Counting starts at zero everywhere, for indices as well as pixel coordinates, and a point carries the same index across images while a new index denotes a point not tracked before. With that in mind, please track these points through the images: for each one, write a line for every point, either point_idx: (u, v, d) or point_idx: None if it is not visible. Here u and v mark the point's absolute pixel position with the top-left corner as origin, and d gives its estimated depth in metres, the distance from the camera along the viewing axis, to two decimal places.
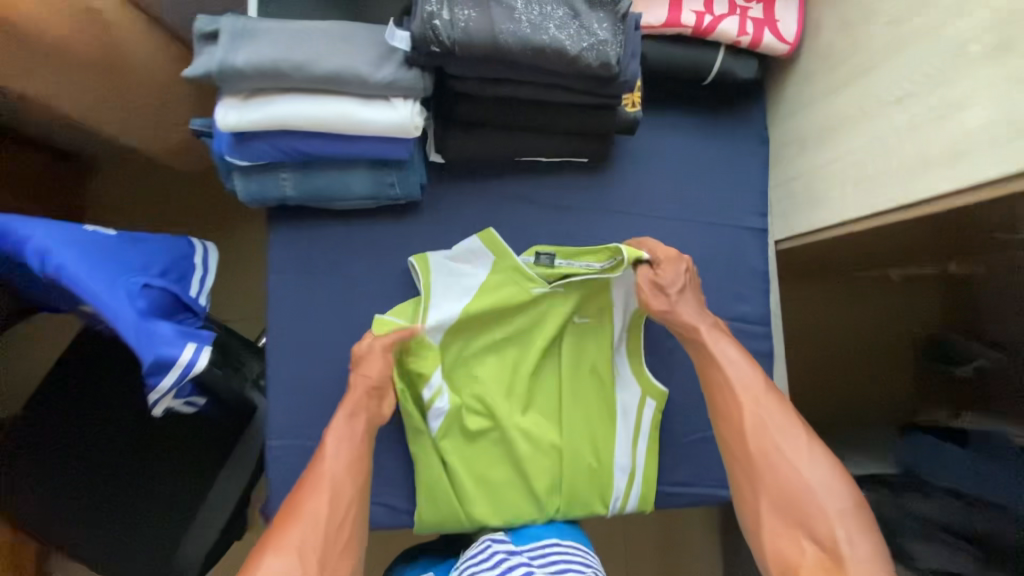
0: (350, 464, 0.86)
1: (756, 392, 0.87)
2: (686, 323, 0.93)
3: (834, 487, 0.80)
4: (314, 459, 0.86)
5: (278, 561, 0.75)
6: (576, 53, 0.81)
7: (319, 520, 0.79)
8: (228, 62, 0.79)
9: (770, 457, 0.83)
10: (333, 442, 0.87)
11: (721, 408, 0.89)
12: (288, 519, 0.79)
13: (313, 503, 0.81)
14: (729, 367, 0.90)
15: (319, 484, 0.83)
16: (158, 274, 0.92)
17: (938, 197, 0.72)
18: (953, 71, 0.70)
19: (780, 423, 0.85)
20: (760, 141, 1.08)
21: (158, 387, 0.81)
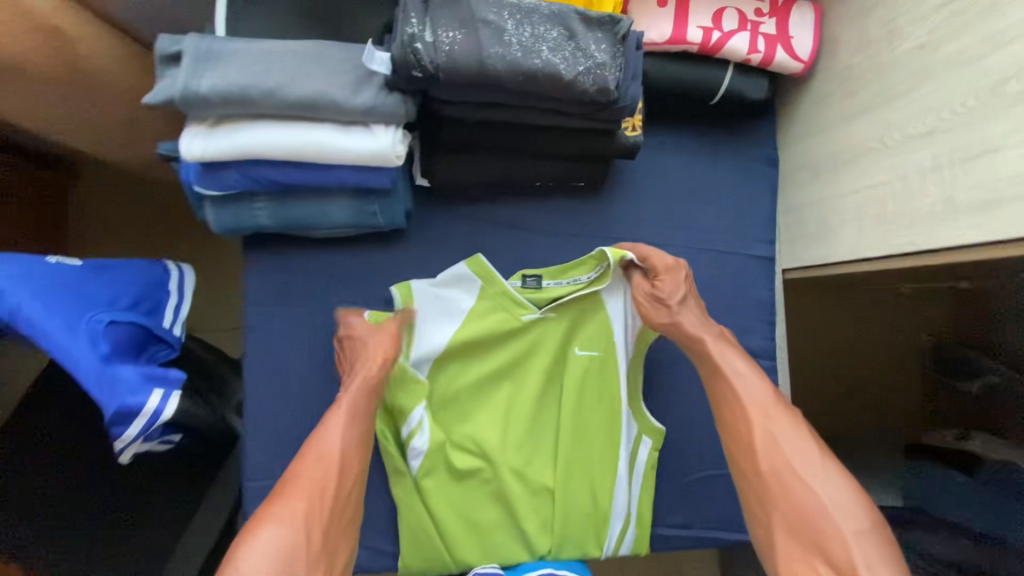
0: (358, 440, 0.79)
1: (766, 407, 0.76)
2: (690, 335, 0.84)
3: (852, 509, 0.68)
4: (319, 430, 0.78)
5: (276, 534, 0.66)
6: (571, 78, 0.74)
7: (323, 497, 0.71)
8: (192, 87, 0.72)
9: (780, 475, 0.72)
10: (345, 414, 0.80)
11: (727, 424, 0.78)
12: (291, 490, 0.71)
13: (318, 477, 0.73)
14: (736, 380, 0.79)
15: (326, 456, 0.75)
16: (125, 307, 0.86)
17: (964, 246, 0.66)
18: (986, 110, 0.63)
19: (793, 439, 0.73)
20: (770, 163, 1.01)
21: (122, 437, 0.77)
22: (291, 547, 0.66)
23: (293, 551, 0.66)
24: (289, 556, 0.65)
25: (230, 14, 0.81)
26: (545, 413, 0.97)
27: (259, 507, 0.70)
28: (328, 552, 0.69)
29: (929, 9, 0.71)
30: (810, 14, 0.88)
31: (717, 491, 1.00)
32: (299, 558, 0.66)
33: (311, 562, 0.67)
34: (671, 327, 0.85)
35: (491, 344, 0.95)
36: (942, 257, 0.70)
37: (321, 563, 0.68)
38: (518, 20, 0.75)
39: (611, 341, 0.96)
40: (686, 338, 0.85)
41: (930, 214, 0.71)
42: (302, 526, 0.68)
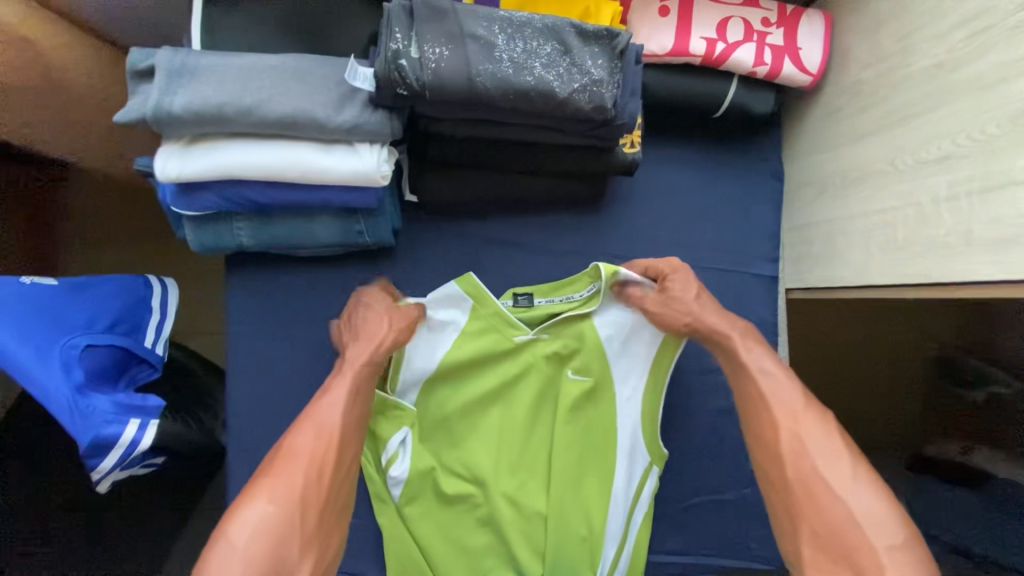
0: (360, 414, 0.73)
1: (794, 408, 0.69)
2: (715, 328, 0.78)
3: (884, 519, 0.61)
4: (318, 400, 0.71)
5: (267, 512, 0.60)
6: (566, 96, 0.70)
7: (321, 473, 0.65)
8: (164, 105, 0.68)
9: (807, 481, 0.65)
10: (349, 385, 0.73)
11: (750, 427, 0.72)
12: (285, 465, 0.64)
13: (315, 452, 0.66)
14: (762, 377, 0.72)
15: (326, 430, 0.68)
16: (103, 329, 0.82)
17: (977, 282, 0.63)
18: (1006, 139, 0.59)
19: (822, 445, 0.66)
20: (774, 178, 0.97)
21: (98, 468, 0.75)
22: (283, 526, 0.60)
23: (285, 530, 0.60)
24: (281, 537, 0.60)
25: (207, 27, 0.77)
26: (538, 436, 0.91)
27: (249, 482, 0.63)
28: (324, 533, 0.63)
29: (947, 26, 0.67)
30: (820, 25, 0.84)
31: (713, 516, 0.98)
32: (293, 538, 0.60)
33: (304, 544, 0.61)
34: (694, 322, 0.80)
35: (480, 365, 0.90)
36: (954, 290, 0.66)
37: (316, 545, 0.62)
38: (509, 35, 0.70)
39: (609, 366, 0.90)
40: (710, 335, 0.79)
41: (943, 244, 0.67)
42: (296, 504, 0.62)
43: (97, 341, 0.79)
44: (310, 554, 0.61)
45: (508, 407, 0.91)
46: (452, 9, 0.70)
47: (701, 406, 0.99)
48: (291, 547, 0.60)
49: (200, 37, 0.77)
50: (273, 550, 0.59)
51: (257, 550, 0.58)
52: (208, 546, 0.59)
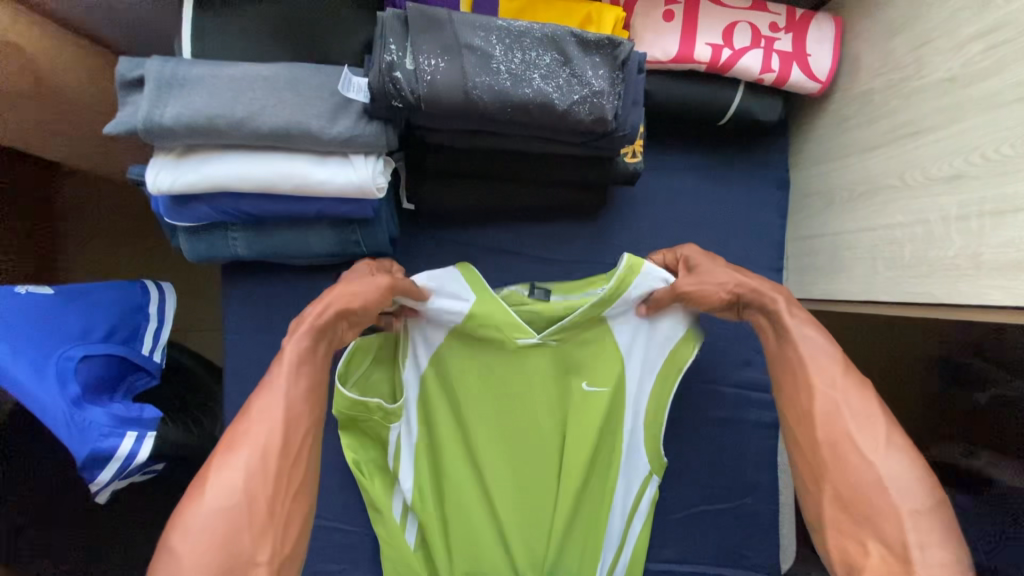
0: (309, 389, 0.67)
1: (832, 371, 0.65)
2: (762, 292, 0.73)
3: (912, 486, 0.58)
4: (262, 382, 0.65)
5: (210, 509, 0.58)
6: (565, 109, 0.68)
7: (265, 461, 0.61)
8: (153, 117, 0.67)
9: (836, 443, 0.62)
10: (291, 362, 0.67)
11: (783, 388, 0.68)
12: (225, 460, 0.60)
13: (257, 441, 0.62)
14: (803, 342, 0.67)
15: (269, 415, 0.63)
16: (98, 339, 0.81)
17: (986, 307, 0.61)
18: (1019, 161, 0.57)
19: (860, 410, 0.62)
20: (779, 186, 0.95)
21: (96, 480, 0.75)
22: (227, 522, 0.58)
23: (231, 524, 0.58)
24: (230, 530, 0.57)
25: (197, 34, 0.75)
26: (544, 448, 0.86)
27: (197, 476, 0.60)
28: (281, 519, 0.60)
29: (963, 38, 0.64)
30: (829, 31, 0.81)
31: (711, 525, 0.98)
32: (243, 532, 0.58)
33: (256, 535, 0.58)
34: (738, 287, 0.75)
35: (484, 374, 0.85)
36: (961, 313, 0.65)
37: (271, 535, 0.59)
38: (507, 46, 0.69)
39: (624, 378, 0.86)
40: (757, 292, 0.74)
41: (950, 265, 0.65)
42: (239, 497, 0.59)
43: (93, 351, 0.79)
44: (265, 544, 0.59)
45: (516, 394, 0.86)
46: (447, 18, 0.68)
47: (700, 416, 0.98)
48: (242, 541, 0.58)
49: (190, 44, 0.75)
50: (221, 546, 0.57)
51: (204, 548, 0.56)
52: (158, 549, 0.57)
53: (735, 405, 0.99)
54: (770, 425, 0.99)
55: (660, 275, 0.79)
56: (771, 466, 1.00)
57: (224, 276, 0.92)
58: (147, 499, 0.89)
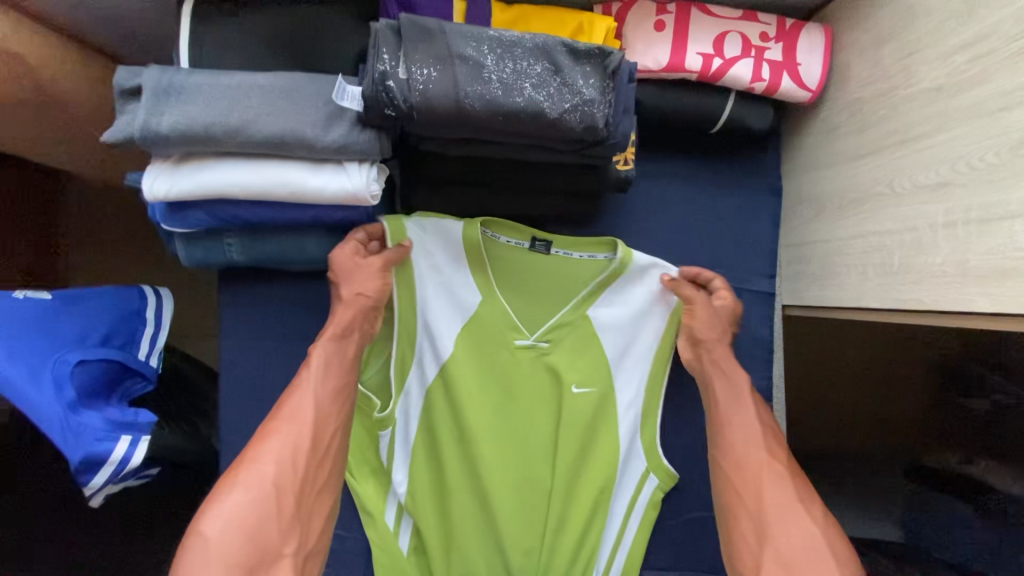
0: (336, 392, 0.72)
1: (770, 443, 0.75)
2: (723, 366, 0.82)
3: (842, 552, 0.66)
4: (292, 385, 0.71)
5: (242, 498, 0.62)
6: (557, 117, 0.69)
7: (295, 456, 0.66)
8: (151, 126, 0.68)
9: (782, 508, 0.69)
10: (322, 366, 0.72)
11: (732, 454, 0.74)
12: (257, 453, 0.65)
13: (288, 436, 0.66)
14: (746, 413, 0.77)
15: (298, 414, 0.68)
16: (97, 344, 0.82)
17: (976, 313, 0.61)
18: (1005, 169, 0.57)
19: (797, 479, 0.71)
20: (773, 194, 0.96)
21: (91, 484, 0.74)
22: (259, 511, 0.62)
23: (262, 518, 0.62)
24: (260, 520, 0.62)
25: (195, 44, 0.77)
26: (539, 459, 0.91)
27: (231, 471, 0.64)
28: (304, 515, 0.65)
29: (949, 48, 0.65)
30: (819, 41, 0.82)
31: (706, 532, 0.97)
32: (271, 522, 0.62)
33: (284, 529, 0.63)
34: (714, 344, 0.83)
35: (484, 383, 0.91)
36: (949, 320, 0.65)
37: (296, 527, 0.64)
38: (498, 55, 0.70)
39: (611, 379, 0.91)
40: (718, 366, 0.82)
41: (938, 272, 0.65)
42: (269, 489, 0.63)
43: (89, 356, 0.79)
44: (292, 534, 0.63)
45: (515, 392, 0.91)
46: (439, 28, 0.69)
47: (695, 422, 0.98)
48: (270, 531, 0.62)
49: (188, 53, 0.77)
50: (250, 535, 0.61)
51: (235, 538, 0.60)
52: (187, 537, 0.60)
53: None
54: None
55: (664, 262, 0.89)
56: None
57: (221, 282, 0.92)
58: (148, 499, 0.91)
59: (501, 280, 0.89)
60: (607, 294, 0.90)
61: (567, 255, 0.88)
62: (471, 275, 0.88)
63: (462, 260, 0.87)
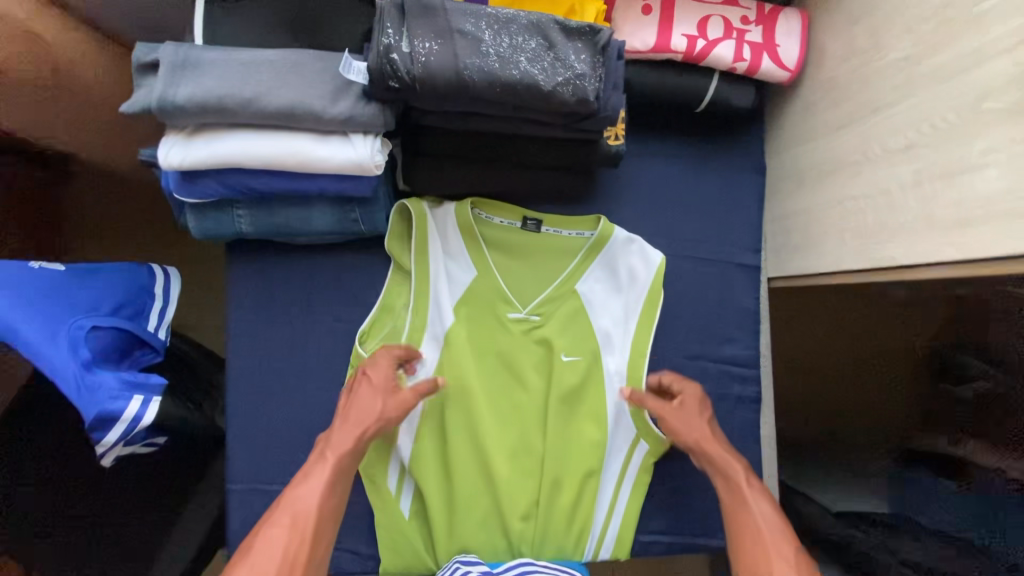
0: (336, 504, 0.75)
1: (779, 536, 0.74)
2: (720, 460, 0.84)
3: None
4: (296, 483, 0.74)
5: None
6: (550, 89, 0.73)
7: (293, 565, 0.67)
8: (168, 97, 0.72)
9: None
10: (330, 472, 0.75)
11: (743, 552, 0.74)
12: (258, 555, 0.66)
13: (288, 535, 0.69)
14: (755, 507, 0.77)
15: (301, 514, 0.71)
16: (109, 313, 0.86)
17: (943, 263, 0.66)
18: (963, 126, 0.62)
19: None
20: (757, 172, 1.00)
21: (103, 441, 0.77)
22: None
23: None
24: None
25: (209, 25, 0.81)
26: (536, 427, 0.95)
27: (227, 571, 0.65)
28: None
29: (913, 21, 0.70)
30: (796, 24, 0.88)
31: (700, 497, 1.01)
32: None
33: None
34: (701, 441, 0.85)
35: (484, 352, 0.96)
36: (919, 272, 0.69)
37: None
38: (496, 32, 0.74)
39: (599, 348, 0.97)
40: (718, 465, 0.84)
41: (909, 228, 0.70)
42: None
43: (102, 323, 0.83)
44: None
45: (513, 359, 0.96)
46: (441, 6, 0.74)
47: None
48: None
49: (203, 32, 0.81)
50: None
51: None
52: None
53: (718, 379, 1.00)
54: (755, 398, 1.01)
55: (641, 239, 0.97)
56: (756, 439, 1.01)
57: (229, 256, 0.96)
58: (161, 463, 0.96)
59: (498, 260, 0.97)
60: (591, 270, 0.98)
61: (558, 230, 0.96)
62: (470, 254, 0.96)
63: (460, 238, 0.95)
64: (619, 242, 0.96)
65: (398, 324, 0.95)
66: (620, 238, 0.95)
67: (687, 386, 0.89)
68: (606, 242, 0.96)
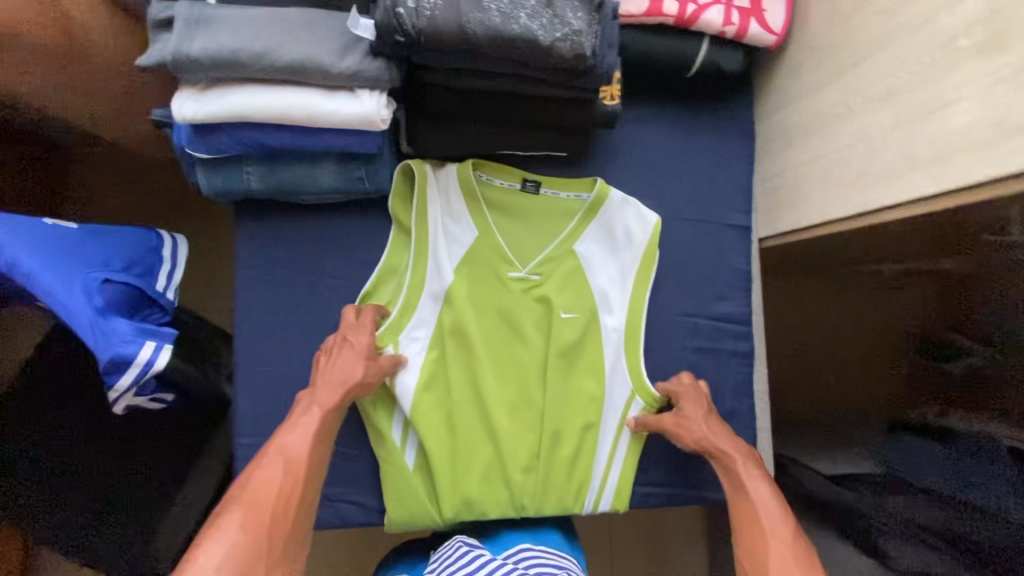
0: (323, 452, 0.81)
1: (779, 527, 0.78)
2: (721, 453, 0.88)
3: None
4: (286, 434, 0.79)
5: (236, 539, 0.68)
6: (549, 44, 0.77)
7: (287, 507, 0.73)
8: (183, 51, 0.75)
9: None
10: (317, 423, 0.80)
11: (744, 543, 0.79)
12: (255, 497, 0.72)
13: (282, 482, 0.74)
14: (756, 498, 0.82)
15: (293, 462, 0.77)
16: (120, 269, 0.88)
17: (924, 199, 0.70)
18: (938, 68, 0.67)
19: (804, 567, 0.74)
20: (747, 136, 1.04)
21: (116, 386, 0.80)
22: (252, 550, 0.68)
23: (251, 556, 0.68)
24: (251, 561, 0.68)
25: None
26: (536, 382, 0.98)
27: (224, 512, 0.71)
28: (285, 560, 0.72)
29: None
30: None
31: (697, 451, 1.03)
32: (260, 562, 0.68)
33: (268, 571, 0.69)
34: (704, 438, 0.90)
35: (485, 309, 0.99)
36: (901, 211, 0.73)
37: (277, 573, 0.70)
38: None
39: (597, 306, 1.00)
40: (722, 458, 0.89)
41: (890, 169, 0.74)
42: (263, 531, 0.70)
43: (114, 277, 0.85)
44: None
45: (513, 317, 0.99)
46: None
47: (684, 347, 1.03)
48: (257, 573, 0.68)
49: None
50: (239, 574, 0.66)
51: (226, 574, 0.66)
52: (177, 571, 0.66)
53: (712, 335, 1.03)
54: (748, 354, 1.04)
55: (636, 201, 1.00)
56: (750, 394, 1.04)
57: (236, 218, 0.99)
58: (173, 422, 0.99)
59: (499, 221, 1.00)
60: (589, 230, 1.01)
61: (556, 190, 1.00)
62: (471, 215, 0.99)
63: (462, 198, 0.99)
64: (615, 204, 1.00)
65: (400, 284, 0.98)
66: (616, 199, 0.99)
67: (688, 387, 0.95)
68: (604, 202, 0.99)
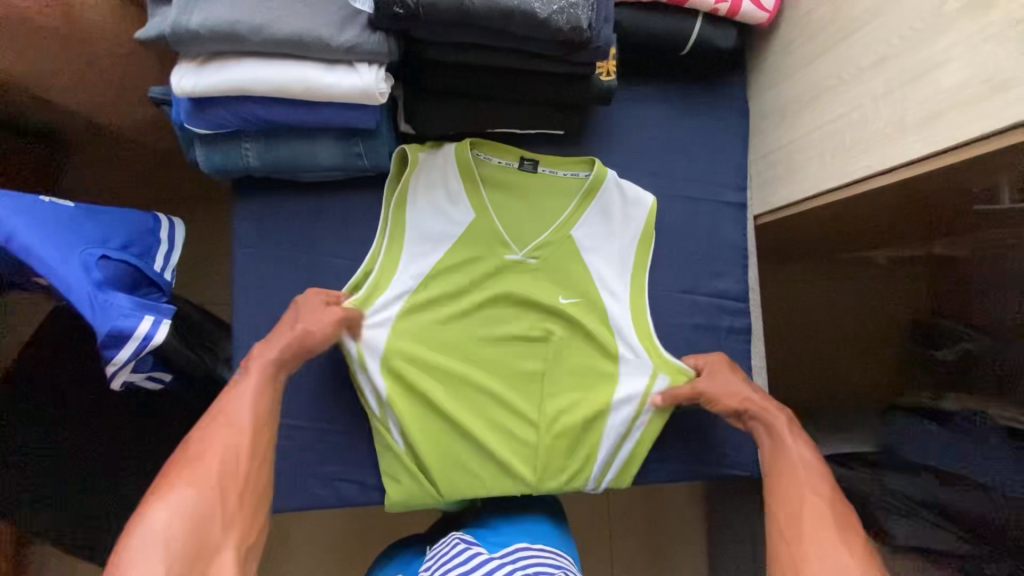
0: (269, 410, 0.81)
1: (816, 478, 0.79)
2: (758, 411, 0.89)
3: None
4: (228, 397, 0.79)
5: (188, 493, 0.67)
6: (546, 16, 0.77)
7: (238, 460, 0.73)
8: (183, 23, 0.76)
9: (818, 534, 0.72)
10: (258, 382, 0.81)
11: (779, 489, 0.80)
12: (201, 453, 0.72)
13: (229, 438, 0.74)
14: (794, 451, 0.83)
15: (238, 420, 0.76)
16: (118, 248, 0.87)
17: (916, 160, 0.71)
18: (927, 31, 0.68)
19: (840, 513, 0.74)
20: (740, 115, 1.06)
21: (114, 360, 0.79)
22: (206, 503, 0.68)
23: (204, 508, 0.67)
24: (206, 513, 0.67)
25: None
26: (538, 360, 0.98)
27: (172, 471, 0.70)
28: (243, 513, 0.71)
29: None
30: None
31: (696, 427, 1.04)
32: (215, 515, 0.68)
33: (224, 523, 0.68)
34: (744, 398, 0.90)
35: (486, 294, 0.99)
36: (893, 175, 0.74)
37: (235, 525, 0.69)
38: None
39: (597, 287, 1.00)
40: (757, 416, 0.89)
41: (882, 135, 0.75)
42: (214, 484, 0.69)
43: (112, 254, 0.85)
44: (233, 532, 0.69)
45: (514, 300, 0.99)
46: None
47: (682, 324, 1.03)
48: (214, 524, 0.67)
49: None
50: (194, 526, 0.66)
51: (179, 525, 0.65)
52: (126, 529, 0.64)
53: (710, 311, 1.04)
54: (745, 330, 1.05)
55: (630, 183, 1.00)
56: (748, 370, 1.05)
57: (235, 199, 0.99)
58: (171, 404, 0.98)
59: (496, 203, 1.00)
60: (586, 215, 1.00)
61: (554, 169, 1.00)
62: (469, 197, 0.99)
63: (459, 180, 0.98)
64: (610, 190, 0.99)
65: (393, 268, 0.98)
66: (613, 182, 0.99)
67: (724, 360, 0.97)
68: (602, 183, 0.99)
